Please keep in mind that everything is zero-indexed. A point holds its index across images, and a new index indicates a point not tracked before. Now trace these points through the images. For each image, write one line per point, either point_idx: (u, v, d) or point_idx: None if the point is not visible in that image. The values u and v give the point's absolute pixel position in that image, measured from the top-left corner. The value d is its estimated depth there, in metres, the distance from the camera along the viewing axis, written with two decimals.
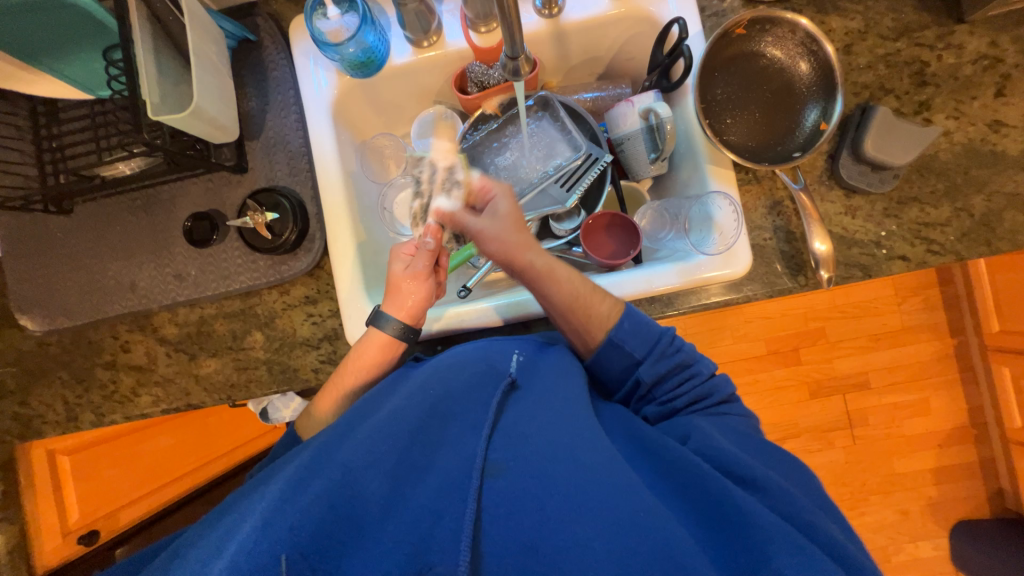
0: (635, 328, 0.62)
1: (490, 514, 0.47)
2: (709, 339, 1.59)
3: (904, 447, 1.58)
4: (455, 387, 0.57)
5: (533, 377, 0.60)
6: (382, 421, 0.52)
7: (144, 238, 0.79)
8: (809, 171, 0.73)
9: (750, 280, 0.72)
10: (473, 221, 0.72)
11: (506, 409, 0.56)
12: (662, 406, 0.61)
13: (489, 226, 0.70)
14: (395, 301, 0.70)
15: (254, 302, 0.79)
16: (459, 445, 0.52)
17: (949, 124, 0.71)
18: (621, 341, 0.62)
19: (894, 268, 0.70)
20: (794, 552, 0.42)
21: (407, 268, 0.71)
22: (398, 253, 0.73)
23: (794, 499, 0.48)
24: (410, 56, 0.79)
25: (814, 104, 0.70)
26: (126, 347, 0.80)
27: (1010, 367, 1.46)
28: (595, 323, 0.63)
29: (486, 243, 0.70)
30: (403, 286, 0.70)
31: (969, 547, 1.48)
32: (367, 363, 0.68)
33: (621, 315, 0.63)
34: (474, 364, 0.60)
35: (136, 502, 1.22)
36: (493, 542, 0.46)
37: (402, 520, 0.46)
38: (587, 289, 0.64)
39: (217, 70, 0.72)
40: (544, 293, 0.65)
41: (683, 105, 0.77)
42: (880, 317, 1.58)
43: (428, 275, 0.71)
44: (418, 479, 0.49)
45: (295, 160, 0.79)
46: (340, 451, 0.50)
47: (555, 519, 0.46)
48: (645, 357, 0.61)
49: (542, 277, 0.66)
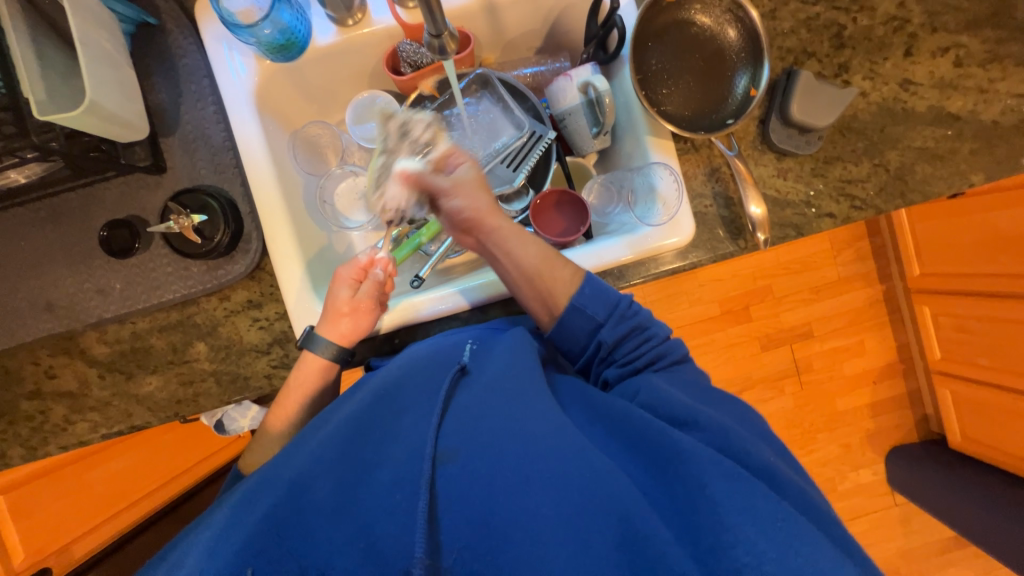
0: (595, 292, 0.63)
1: (444, 500, 0.47)
2: (668, 305, 1.66)
3: (845, 385, 1.73)
4: (405, 382, 0.58)
5: (482, 361, 0.60)
6: (334, 428, 0.52)
7: (56, 253, 0.71)
8: (743, 137, 0.75)
9: (695, 247, 0.74)
10: (441, 182, 0.67)
11: (456, 395, 0.56)
12: (622, 367, 0.62)
13: (464, 181, 0.67)
14: (337, 324, 0.68)
15: (192, 311, 0.74)
16: (410, 436, 0.52)
17: (865, 85, 0.75)
18: (583, 306, 0.63)
19: (822, 225, 0.75)
20: (727, 480, 0.45)
21: (350, 296, 0.69)
22: (342, 276, 0.70)
23: (736, 434, 0.51)
24: (334, 36, 0.74)
25: (743, 71, 0.71)
26: (52, 373, 0.74)
27: (930, 306, 1.61)
28: (558, 291, 0.64)
29: (461, 199, 0.66)
30: (350, 312, 0.69)
31: (902, 467, 1.66)
32: (319, 365, 0.68)
33: (582, 281, 0.64)
34: (422, 360, 0.61)
35: (94, 531, 1.13)
36: (450, 529, 0.45)
37: (352, 518, 0.45)
38: (553, 254, 0.66)
39: (113, 61, 0.64)
40: (515, 253, 0.65)
41: (620, 76, 0.76)
42: (819, 270, 1.69)
43: (376, 305, 0.70)
44: (369, 476, 0.48)
45: (219, 156, 0.73)
46: (287, 465, 0.49)
47: (504, 493, 0.46)
48: (606, 319, 0.63)
49: (512, 237, 0.66)
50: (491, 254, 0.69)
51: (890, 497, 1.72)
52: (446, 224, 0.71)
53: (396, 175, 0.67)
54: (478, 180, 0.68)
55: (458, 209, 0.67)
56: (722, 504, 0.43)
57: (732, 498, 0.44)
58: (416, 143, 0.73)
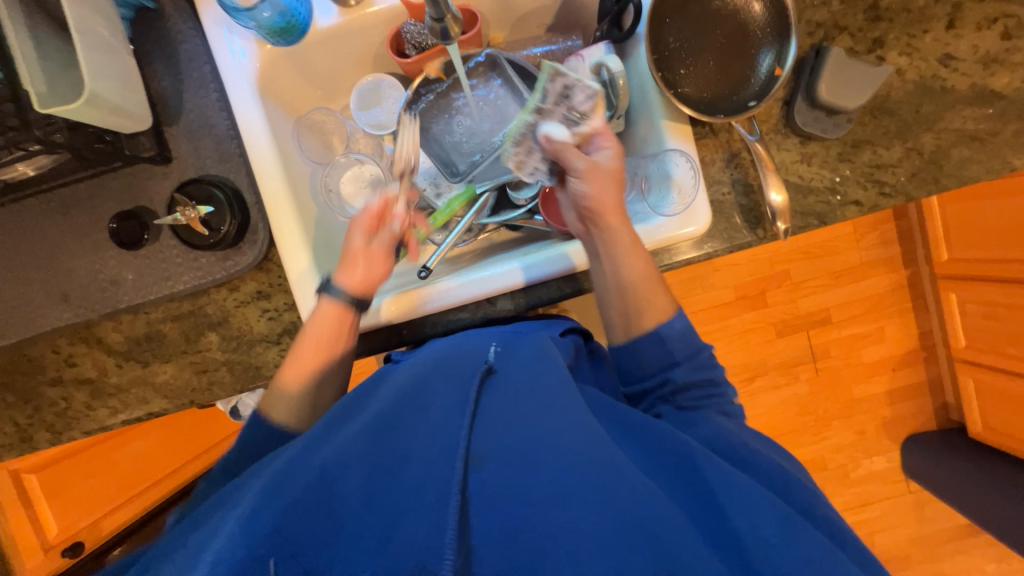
0: (683, 329, 0.65)
1: (477, 503, 0.47)
2: (681, 291, 1.63)
3: (862, 373, 1.69)
4: (436, 379, 0.58)
5: (510, 363, 0.60)
6: (363, 423, 0.52)
7: (68, 245, 0.72)
8: (765, 120, 0.71)
9: (712, 237, 0.71)
10: (580, 160, 0.66)
11: (485, 395, 0.55)
12: (679, 408, 0.63)
13: (602, 165, 0.66)
14: (350, 270, 0.67)
15: (203, 302, 0.75)
16: (440, 434, 0.51)
17: (902, 61, 0.70)
18: (666, 338, 0.64)
19: (847, 213, 0.71)
20: (782, 526, 0.46)
21: (364, 241, 0.68)
22: (359, 221, 0.68)
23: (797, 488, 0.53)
24: (336, 18, 0.72)
25: (768, 49, 0.67)
26: (71, 361, 0.76)
27: (957, 293, 1.55)
28: (647, 313, 0.66)
29: (592, 182, 0.65)
30: (364, 257, 0.68)
31: (918, 456, 1.63)
32: (335, 312, 0.66)
33: (672, 314, 0.66)
34: (449, 360, 0.61)
35: (127, 505, 1.23)
36: (483, 533, 0.45)
37: (380, 512, 0.45)
38: (654, 275, 0.66)
39: (111, 48, 0.63)
40: (621, 261, 0.65)
41: (635, 56, 0.72)
42: (841, 255, 1.63)
43: (391, 255, 0.70)
44: (398, 472, 0.48)
45: (223, 145, 0.72)
46: (318, 451, 0.50)
47: (541, 503, 0.46)
48: (683, 360, 0.64)
49: (622, 246, 0.65)
50: (593, 253, 0.68)
51: (904, 485, 1.70)
52: (567, 210, 0.70)
53: (541, 135, 0.66)
54: (614, 171, 0.67)
55: (582, 196, 0.66)
56: (772, 541, 0.45)
57: (782, 539, 0.45)
58: (573, 112, 0.68)
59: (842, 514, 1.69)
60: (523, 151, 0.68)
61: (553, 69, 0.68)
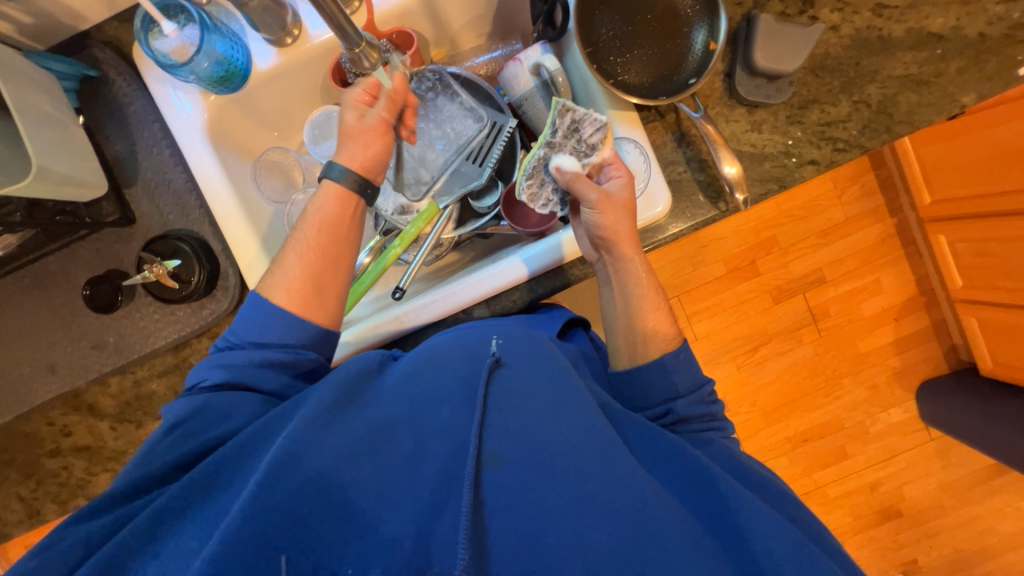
0: (689, 358, 0.65)
1: (490, 503, 0.49)
2: (671, 273, 1.63)
3: (865, 327, 1.67)
4: (443, 370, 0.57)
5: (518, 356, 0.59)
6: (366, 426, 0.52)
7: (46, 317, 0.73)
8: (709, 95, 0.72)
9: (674, 217, 0.72)
10: (592, 193, 0.63)
11: (493, 390, 0.55)
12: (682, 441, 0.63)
13: (615, 195, 0.63)
14: (349, 150, 0.65)
15: (186, 353, 0.76)
16: (450, 432, 0.52)
17: (834, 18, 0.70)
18: (671, 368, 0.64)
19: (805, 173, 0.71)
20: (794, 549, 0.47)
21: (359, 119, 0.65)
22: (351, 98, 0.66)
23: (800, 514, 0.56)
24: (274, 59, 0.73)
25: (699, 25, 0.68)
26: (66, 431, 0.78)
27: (946, 234, 1.55)
28: (652, 344, 0.66)
29: (605, 213, 0.63)
30: (358, 132, 0.65)
31: (933, 402, 1.60)
32: (336, 195, 0.64)
33: (677, 345, 0.66)
34: (453, 351, 0.59)
35: None
36: (497, 534, 0.48)
37: (397, 509, 0.48)
38: (663, 307, 0.67)
39: (57, 121, 0.64)
40: (631, 292, 0.66)
41: (571, 51, 0.73)
42: (825, 213, 1.63)
43: (388, 130, 0.67)
44: (409, 476, 0.50)
45: (183, 198, 0.73)
46: (310, 452, 0.49)
47: (555, 510, 0.48)
48: (686, 390, 0.64)
49: (633, 277, 0.66)
50: (604, 277, 0.68)
51: (924, 433, 1.67)
52: (579, 233, 0.69)
53: (552, 167, 0.64)
54: (627, 202, 0.64)
55: (592, 228, 0.64)
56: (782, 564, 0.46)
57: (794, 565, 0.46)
58: (582, 144, 0.66)
59: (864, 471, 1.68)
60: (539, 184, 0.68)
61: (563, 104, 0.66)
